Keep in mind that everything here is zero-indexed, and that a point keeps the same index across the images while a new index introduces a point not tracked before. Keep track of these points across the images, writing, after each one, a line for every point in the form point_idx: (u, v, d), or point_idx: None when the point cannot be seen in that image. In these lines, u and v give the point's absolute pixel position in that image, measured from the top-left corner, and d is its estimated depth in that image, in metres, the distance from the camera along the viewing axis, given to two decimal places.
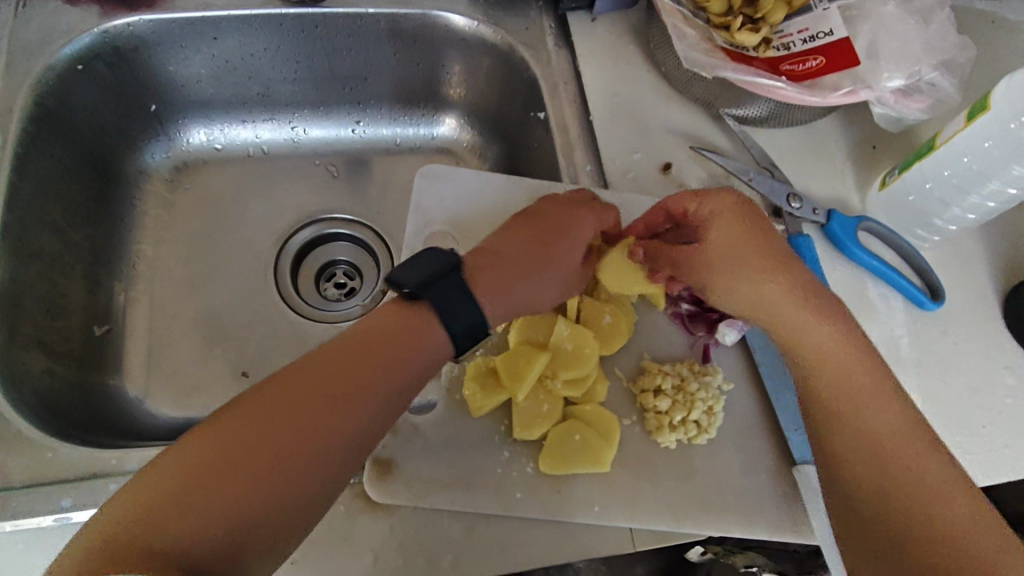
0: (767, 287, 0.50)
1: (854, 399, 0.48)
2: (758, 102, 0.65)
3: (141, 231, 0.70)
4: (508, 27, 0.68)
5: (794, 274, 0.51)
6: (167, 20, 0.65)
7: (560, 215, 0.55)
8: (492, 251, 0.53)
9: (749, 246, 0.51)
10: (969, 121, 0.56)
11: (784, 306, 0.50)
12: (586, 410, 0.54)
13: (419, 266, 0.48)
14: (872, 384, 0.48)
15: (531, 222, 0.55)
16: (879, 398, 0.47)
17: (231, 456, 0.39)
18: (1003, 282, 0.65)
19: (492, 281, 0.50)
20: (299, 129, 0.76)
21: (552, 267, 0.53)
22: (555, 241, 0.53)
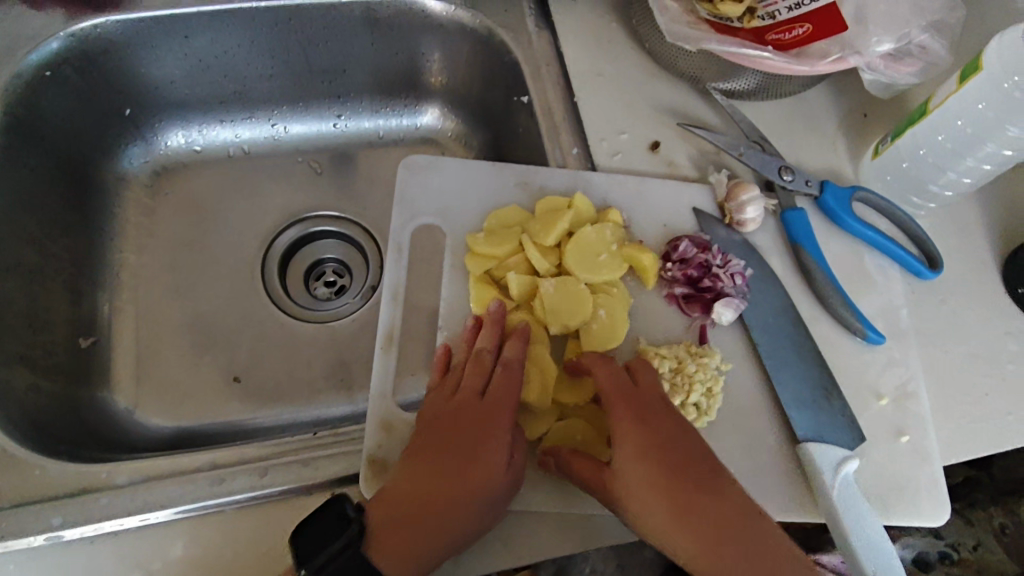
0: (653, 469, 0.47)
1: (724, 538, 0.45)
2: (748, 75, 0.62)
3: (124, 239, 0.69)
4: (486, 10, 0.66)
5: (653, 445, 0.48)
6: (136, 19, 0.63)
7: (479, 417, 0.49)
8: (396, 496, 0.46)
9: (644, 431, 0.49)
10: (961, 83, 0.55)
11: (700, 498, 0.46)
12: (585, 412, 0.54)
13: (322, 536, 0.42)
14: (729, 509, 0.46)
15: (436, 457, 0.48)
16: (747, 528, 0.45)
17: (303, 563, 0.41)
18: (1001, 247, 0.64)
19: (406, 551, 0.44)
20: (279, 126, 0.75)
21: (472, 505, 0.46)
22: (468, 463, 0.47)
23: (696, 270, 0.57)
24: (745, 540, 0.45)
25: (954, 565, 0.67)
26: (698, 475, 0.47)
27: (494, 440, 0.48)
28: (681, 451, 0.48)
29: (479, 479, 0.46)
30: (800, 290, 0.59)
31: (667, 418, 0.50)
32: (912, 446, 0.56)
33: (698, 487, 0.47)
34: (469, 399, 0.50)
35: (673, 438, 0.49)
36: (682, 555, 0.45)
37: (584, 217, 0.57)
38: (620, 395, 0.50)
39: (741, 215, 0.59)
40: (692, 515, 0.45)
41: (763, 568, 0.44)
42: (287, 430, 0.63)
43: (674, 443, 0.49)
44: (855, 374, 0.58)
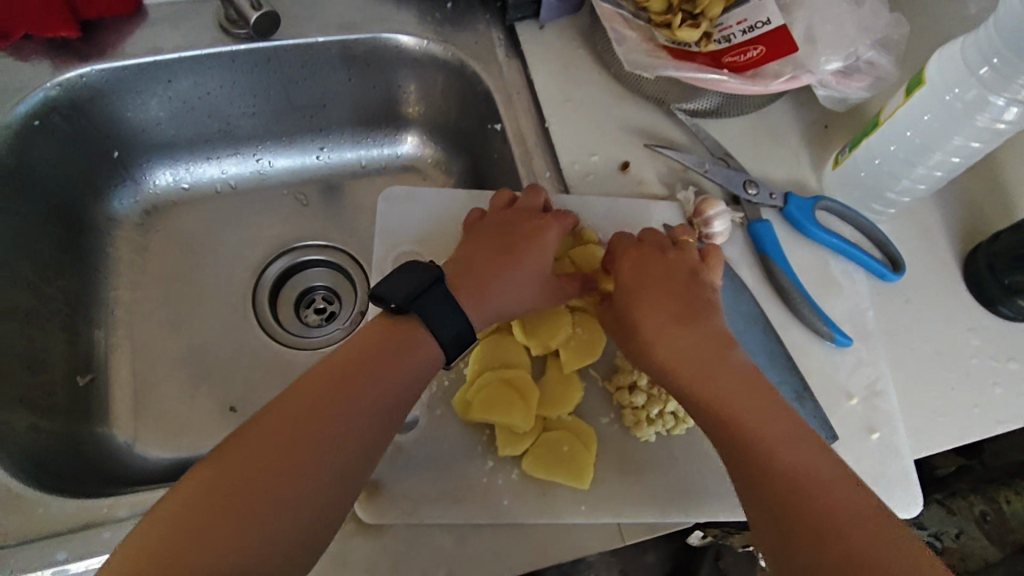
0: (699, 363, 0.50)
1: (755, 437, 0.47)
2: (707, 96, 0.66)
3: (116, 277, 0.71)
4: (457, 43, 0.69)
5: (709, 356, 0.50)
6: (119, 67, 0.65)
7: (519, 224, 0.56)
8: (470, 271, 0.54)
9: (691, 320, 0.52)
10: (908, 96, 0.58)
11: (740, 401, 0.48)
12: (567, 422, 0.55)
13: (405, 278, 0.50)
14: (776, 427, 0.47)
15: (497, 240, 0.56)
16: (781, 435, 0.47)
17: (316, 397, 0.44)
18: (960, 246, 0.67)
19: (470, 300, 0.52)
20: (264, 160, 0.77)
21: (520, 277, 0.54)
22: (518, 270, 0.54)
23: None
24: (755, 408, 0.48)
25: (940, 554, 0.70)
26: (746, 384, 0.49)
27: (544, 240, 0.56)
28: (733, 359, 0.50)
29: (520, 277, 0.54)
30: (770, 299, 0.62)
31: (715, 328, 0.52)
32: (882, 443, 0.58)
33: (745, 392, 0.49)
34: (530, 212, 0.58)
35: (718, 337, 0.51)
36: (731, 436, 0.48)
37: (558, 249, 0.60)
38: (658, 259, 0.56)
39: (709, 229, 0.62)
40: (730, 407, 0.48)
41: (796, 475, 0.45)
42: None
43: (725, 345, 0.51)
44: (825, 375, 0.60)
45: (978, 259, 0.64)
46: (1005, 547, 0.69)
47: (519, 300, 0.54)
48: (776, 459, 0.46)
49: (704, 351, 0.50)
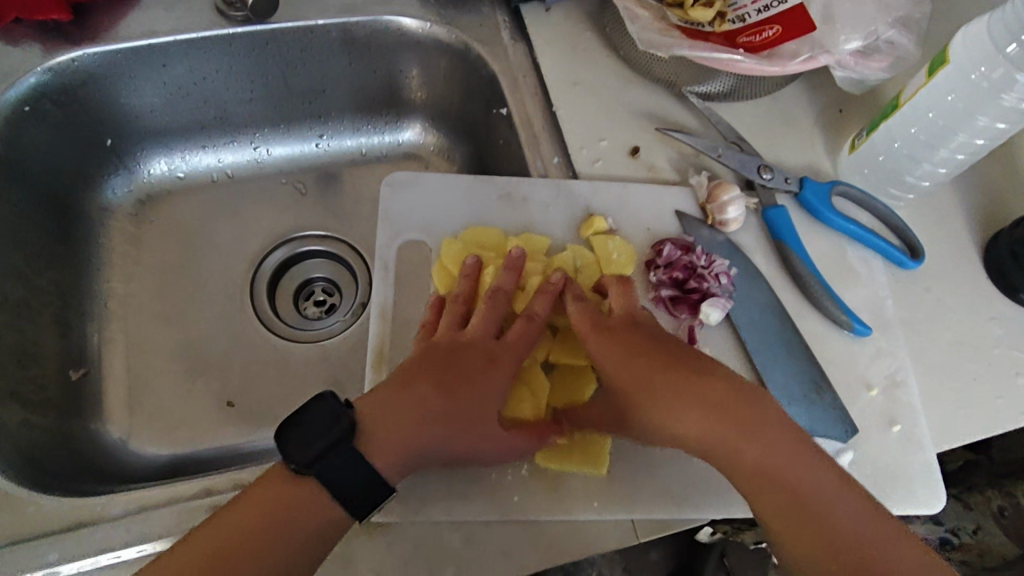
0: (723, 432, 0.46)
1: (782, 481, 0.45)
2: (721, 77, 0.64)
3: (110, 268, 0.69)
4: (461, 25, 0.67)
5: (731, 422, 0.46)
6: (112, 51, 0.63)
7: (467, 359, 0.50)
8: (389, 414, 0.47)
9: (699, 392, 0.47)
10: (930, 76, 0.56)
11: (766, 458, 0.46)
12: (578, 411, 0.53)
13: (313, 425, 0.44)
14: (796, 469, 0.46)
15: (430, 368, 0.49)
16: (800, 465, 0.45)
17: (222, 555, 0.42)
18: (980, 233, 0.65)
19: (383, 446, 0.46)
20: (262, 148, 0.75)
21: (448, 426, 0.48)
22: (448, 404, 0.48)
23: (681, 271, 0.57)
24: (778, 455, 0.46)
25: (956, 550, 0.69)
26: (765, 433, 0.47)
27: (488, 371, 0.49)
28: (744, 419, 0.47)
29: (452, 412, 0.48)
30: (786, 287, 0.60)
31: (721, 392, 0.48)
32: (904, 436, 0.56)
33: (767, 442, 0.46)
34: (477, 339, 0.51)
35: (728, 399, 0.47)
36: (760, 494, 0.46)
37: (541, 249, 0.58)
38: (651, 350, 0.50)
39: (723, 215, 0.60)
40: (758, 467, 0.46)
41: (819, 502, 0.45)
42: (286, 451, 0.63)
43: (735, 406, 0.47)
44: (843, 366, 0.58)
45: (1000, 245, 0.62)
46: (1023, 542, 0.67)
47: (433, 452, 0.48)
48: (827, 524, 0.44)
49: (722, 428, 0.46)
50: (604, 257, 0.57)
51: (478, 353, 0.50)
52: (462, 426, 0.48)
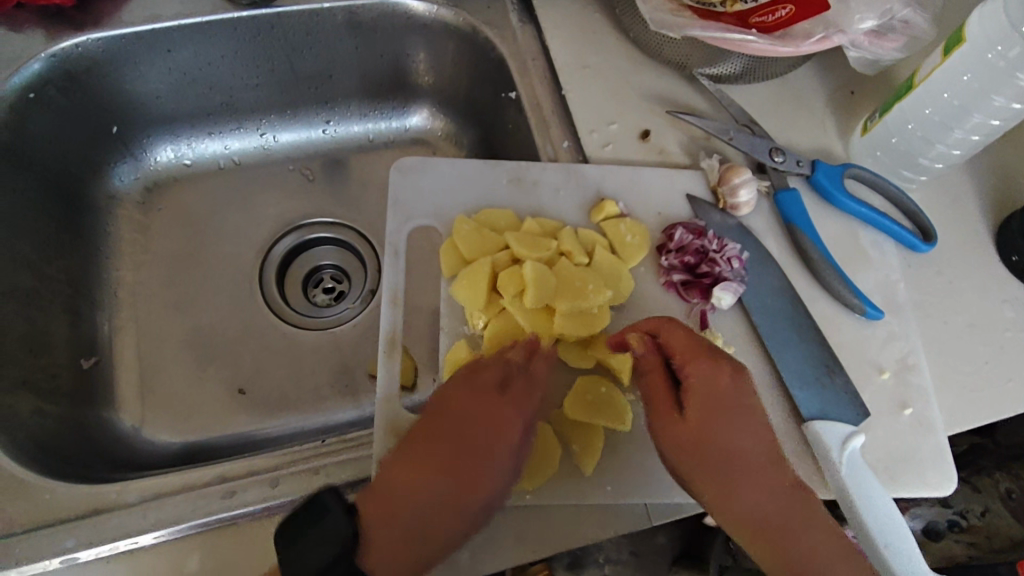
0: (690, 419, 0.47)
1: (734, 462, 0.46)
2: (733, 59, 0.63)
3: (119, 256, 0.69)
4: (469, 8, 0.66)
5: (706, 409, 0.47)
6: (117, 36, 0.62)
7: (463, 413, 0.49)
8: (389, 495, 0.47)
9: (698, 412, 0.47)
10: (946, 55, 0.55)
11: (742, 489, 0.46)
12: (602, 396, 0.52)
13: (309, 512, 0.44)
14: (759, 449, 0.47)
15: (435, 446, 0.49)
16: (750, 448, 0.47)
17: None
18: (993, 215, 0.64)
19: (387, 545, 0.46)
20: (268, 134, 0.75)
21: (456, 484, 0.48)
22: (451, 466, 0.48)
23: (693, 256, 0.57)
24: (733, 440, 0.46)
25: (964, 532, 0.69)
26: (750, 463, 0.46)
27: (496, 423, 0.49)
28: (732, 444, 0.46)
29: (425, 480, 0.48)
30: (797, 270, 0.60)
31: (729, 411, 0.47)
32: (916, 418, 0.56)
33: (745, 472, 0.46)
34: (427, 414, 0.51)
35: (725, 423, 0.47)
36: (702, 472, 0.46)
37: (549, 229, 0.57)
38: (693, 359, 0.48)
39: (735, 199, 0.59)
40: (730, 486, 0.46)
41: (763, 484, 0.46)
42: (297, 439, 0.63)
43: (733, 429, 0.47)
44: (856, 349, 0.58)
45: (1014, 228, 0.62)
46: None
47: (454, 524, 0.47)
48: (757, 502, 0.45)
49: (698, 449, 0.46)
50: (617, 240, 0.57)
51: (476, 400, 0.49)
52: (467, 485, 0.48)
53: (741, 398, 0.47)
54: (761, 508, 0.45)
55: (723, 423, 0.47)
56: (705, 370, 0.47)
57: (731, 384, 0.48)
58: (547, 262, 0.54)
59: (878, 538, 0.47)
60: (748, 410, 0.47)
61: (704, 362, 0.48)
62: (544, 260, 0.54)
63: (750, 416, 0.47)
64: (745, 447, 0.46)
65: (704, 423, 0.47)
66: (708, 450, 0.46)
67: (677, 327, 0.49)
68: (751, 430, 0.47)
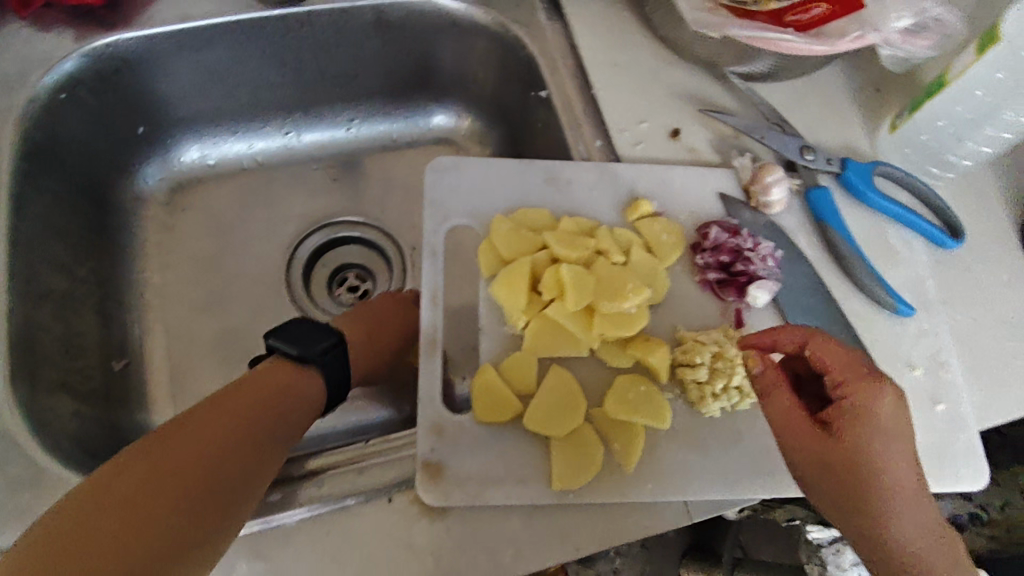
0: (845, 440, 0.45)
1: (888, 490, 0.44)
2: (762, 60, 0.63)
3: (146, 257, 0.69)
4: (498, 6, 0.66)
5: (863, 431, 0.45)
6: (148, 36, 0.61)
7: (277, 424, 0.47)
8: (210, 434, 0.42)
9: (854, 435, 0.45)
10: (979, 54, 0.54)
11: (897, 521, 0.44)
12: (641, 395, 0.52)
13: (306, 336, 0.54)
14: (913, 481, 0.45)
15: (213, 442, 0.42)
16: (905, 481, 0.45)
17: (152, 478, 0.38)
18: (1018, 212, 0.65)
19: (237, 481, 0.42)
20: (293, 134, 0.75)
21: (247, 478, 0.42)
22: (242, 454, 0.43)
23: (728, 255, 0.57)
24: (887, 469, 0.44)
25: (985, 525, 0.71)
26: (909, 496, 0.44)
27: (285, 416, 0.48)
28: (890, 473, 0.44)
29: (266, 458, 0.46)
30: (829, 268, 0.60)
31: (890, 435, 0.45)
32: (948, 414, 0.57)
33: (897, 503, 0.44)
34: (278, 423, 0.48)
35: (881, 450, 0.45)
36: (849, 494, 0.45)
37: (584, 229, 0.57)
38: (855, 383, 0.46)
39: (767, 197, 0.60)
40: (878, 511, 0.44)
41: (912, 517, 0.44)
42: (329, 438, 0.64)
43: (891, 458, 0.45)
44: (888, 346, 0.59)
45: None
46: None
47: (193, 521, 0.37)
48: (905, 535, 0.44)
49: (852, 473, 0.44)
50: (652, 239, 0.57)
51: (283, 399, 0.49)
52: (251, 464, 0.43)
53: (902, 423, 0.45)
54: (908, 540, 0.44)
55: (881, 450, 0.45)
56: (868, 391, 0.45)
57: (896, 411, 0.45)
58: (584, 263, 0.55)
59: None
60: (907, 441, 0.45)
61: (867, 383, 0.46)
62: (581, 261, 0.54)
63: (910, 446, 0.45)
64: (899, 476, 0.44)
65: (858, 445, 0.45)
66: (861, 474, 0.44)
67: (836, 344, 0.48)
68: (907, 459, 0.45)
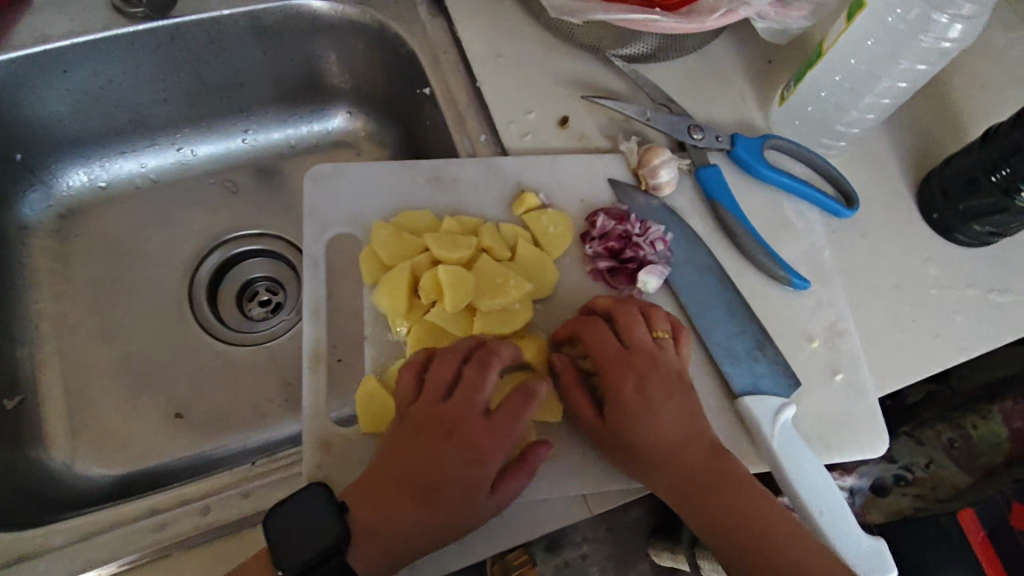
0: (622, 414, 0.48)
1: (675, 453, 0.48)
2: (645, 39, 0.62)
3: (36, 286, 0.66)
4: (375, 4, 0.65)
5: (627, 402, 0.48)
6: (7, 61, 0.59)
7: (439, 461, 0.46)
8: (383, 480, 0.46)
9: (622, 407, 0.48)
10: (849, 21, 0.53)
11: (693, 479, 0.47)
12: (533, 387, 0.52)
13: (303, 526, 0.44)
14: (694, 439, 0.48)
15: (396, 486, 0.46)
16: (688, 438, 0.48)
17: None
18: (912, 174, 0.65)
19: (387, 536, 0.45)
20: (186, 149, 0.73)
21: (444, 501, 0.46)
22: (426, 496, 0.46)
23: (616, 242, 0.56)
24: (667, 433, 0.48)
25: (909, 485, 0.68)
26: (693, 452, 0.48)
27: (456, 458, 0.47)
28: (668, 435, 0.48)
29: (475, 452, 0.47)
30: (724, 247, 0.60)
31: (656, 401, 0.49)
32: (847, 383, 0.57)
33: (685, 462, 0.47)
34: (459, 414, 0.48)
35: (652, 415, 0.48)
36: (647, 466, 0.48)
37: (469, 227, 0.56)
38: (609, 360, 0.50)
39: (655, 180, 0.59)
40: (689, 486, 0.47)
41: (707, 473, 0.47)
42: (239, 459, 0.62)
43: (662, 420, 0.48)
44: (785, 321, 0.58)
45: (932, 186, 0.62)
46: (972, 471, 0.67)
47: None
48: (705, 492, 0.47)
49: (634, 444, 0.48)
50: (539, 232, 0.57)
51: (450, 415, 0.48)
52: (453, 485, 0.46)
53: (660, 387, 0.49)
54: (709, 495, 0.47)
55: (654, 415, 0.48)
56: (616, 369, 0.49)
57: (645, 377, 0.49)
58: (467, 262, 0.54)
59: (812, 506, 0.48)
60: (672, 403, 0.49)
61: (612, 365, 0.49)
62: (464, 260, 0.53)
63: (675, 404, 0.49)
64: (680, 437, 0.48)
65: (635, 414, 0.48)
66: (647, 443, 0.48)
67: (596, 325, 0.51)
68: (681, 417, 0.49)
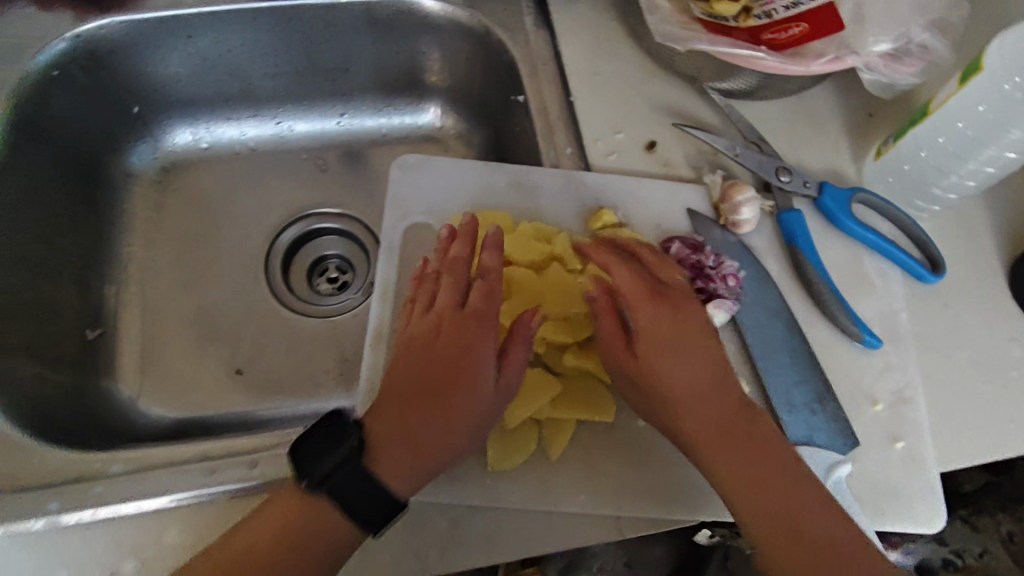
0: (706, 430, 0.46)
1: (753, 478, 0.45)
2: (746, 75, 0.62)
3: (131, 231, 0.71)
4: (484, 9, 0.67)
5: (714, 416, 0.46)
6: (140, 21, 0.64)
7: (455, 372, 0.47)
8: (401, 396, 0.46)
9: (702, 419, 0.46)
10: (962, 83, 0.54)
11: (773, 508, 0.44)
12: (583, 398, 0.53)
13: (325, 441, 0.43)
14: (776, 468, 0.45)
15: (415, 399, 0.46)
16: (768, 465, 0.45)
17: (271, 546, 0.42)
18: (1006, 251, 0.62)
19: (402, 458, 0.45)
20: (285, 123, 0.77)
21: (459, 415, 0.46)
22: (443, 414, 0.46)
23: (688, 271, 0.56)
24: (744, 451, 0.45)
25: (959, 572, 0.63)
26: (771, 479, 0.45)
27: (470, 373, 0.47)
28: (745, 459, 0.45)
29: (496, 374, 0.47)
30: (797, 294, 0.59)
31: (739, 423, 0.46)
32: (908, 452, 0.55)
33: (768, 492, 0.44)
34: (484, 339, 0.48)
35: (734, 434, 0.46)
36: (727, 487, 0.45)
37: (543, 234, 0.57)
38: (703, 363, 0.47)
39: (736, 216, 0.58)
40: (759, 521, 0.44)
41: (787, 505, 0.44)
42: (287, 424, 0.64)
43: (742, 445, 0.45)
44: (850, 379, 0.57)
45: None
46: None
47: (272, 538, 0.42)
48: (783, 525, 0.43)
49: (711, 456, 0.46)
50: None
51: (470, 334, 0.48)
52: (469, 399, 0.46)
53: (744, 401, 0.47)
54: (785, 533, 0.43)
55: (736, 438, 0.45)
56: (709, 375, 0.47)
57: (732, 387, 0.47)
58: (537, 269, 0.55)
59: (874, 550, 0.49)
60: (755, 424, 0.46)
61: (704, 370, 0.47)
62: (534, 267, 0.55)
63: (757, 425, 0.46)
64: (759, 463, 0.45)
65: (713, 427, 0.46)
66: (721, 462, 0.45)
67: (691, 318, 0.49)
68: (762, 441, 0.46)
